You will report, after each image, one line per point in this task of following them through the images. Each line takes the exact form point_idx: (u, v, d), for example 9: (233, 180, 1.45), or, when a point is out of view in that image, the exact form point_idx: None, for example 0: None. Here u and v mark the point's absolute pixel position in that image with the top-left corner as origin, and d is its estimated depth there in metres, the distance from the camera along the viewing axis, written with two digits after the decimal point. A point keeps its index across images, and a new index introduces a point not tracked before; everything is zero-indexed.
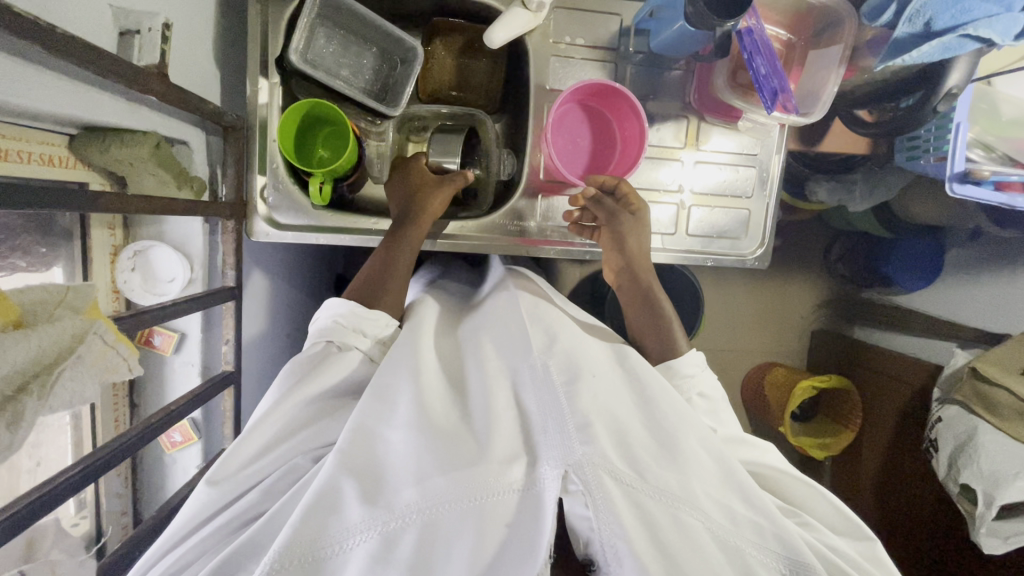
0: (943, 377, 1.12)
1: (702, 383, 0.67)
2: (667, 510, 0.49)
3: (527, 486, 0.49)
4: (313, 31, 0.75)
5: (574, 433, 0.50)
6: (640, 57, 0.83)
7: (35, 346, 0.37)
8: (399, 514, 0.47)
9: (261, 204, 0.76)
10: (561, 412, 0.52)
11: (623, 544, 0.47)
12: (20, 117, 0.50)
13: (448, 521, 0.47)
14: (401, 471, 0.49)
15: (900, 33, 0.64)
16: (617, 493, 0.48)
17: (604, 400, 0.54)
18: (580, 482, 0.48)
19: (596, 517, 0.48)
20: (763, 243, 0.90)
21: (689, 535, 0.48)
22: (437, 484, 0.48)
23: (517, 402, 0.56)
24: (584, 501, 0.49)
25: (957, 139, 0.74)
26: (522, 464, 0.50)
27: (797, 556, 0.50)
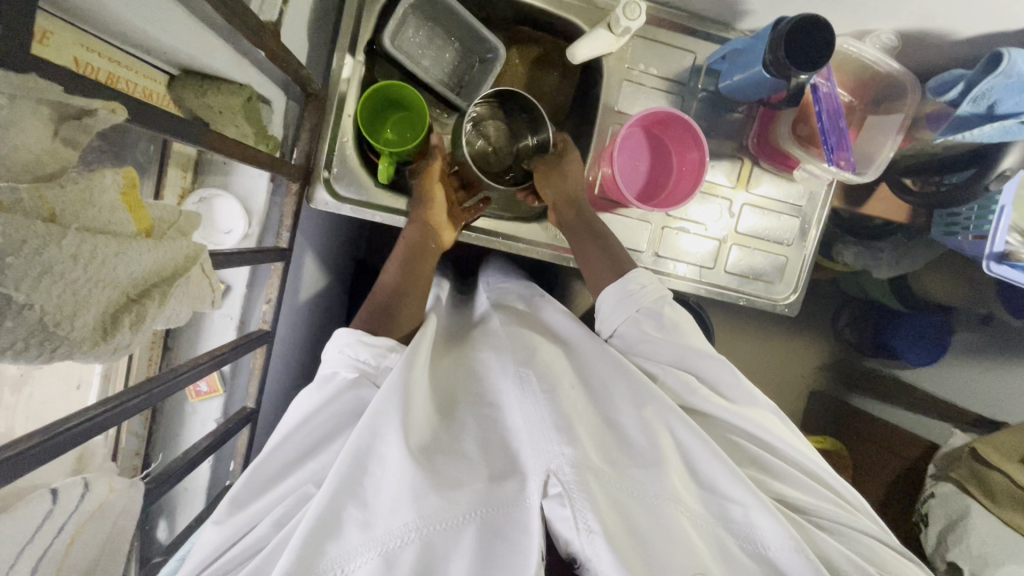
0: (939, 455, 1.13)
1: (643, 299, 0.66)
2: (647, 511, 0.49)
3: (515, 501, 0.48)
4: (405, 20, 0.77)
5: (555, 437, 0.50)
6: (706, 94, 0.87)
7: (164, 253, 0.33)
8: (396, 530, 0.45)
9: (325, 173, 0.78)
10: (543, 418, 0.52)
11: (601, 540, 0.45)
12: (137, 48, 0.51)
13: (446, 534, 0.45)
14: (394, 492, 0.47)
15: (964, 110, 0.68)
16: (597, 490, 0.47)
17: (581, 410, 0.55)
18: (562, 485, 0.47)
19: (573, 517, 0.46)
20: (796, 290, 0.92)
21: (668, 528, 0.48)
22: (432, 504, 0.46)
23: (505, 418, 0.55)
24: (561, 502, 0.47)
25: (1000, 221, 0.77)
26: (516, 479, 0.50)
27: (774, 542, 0.50)
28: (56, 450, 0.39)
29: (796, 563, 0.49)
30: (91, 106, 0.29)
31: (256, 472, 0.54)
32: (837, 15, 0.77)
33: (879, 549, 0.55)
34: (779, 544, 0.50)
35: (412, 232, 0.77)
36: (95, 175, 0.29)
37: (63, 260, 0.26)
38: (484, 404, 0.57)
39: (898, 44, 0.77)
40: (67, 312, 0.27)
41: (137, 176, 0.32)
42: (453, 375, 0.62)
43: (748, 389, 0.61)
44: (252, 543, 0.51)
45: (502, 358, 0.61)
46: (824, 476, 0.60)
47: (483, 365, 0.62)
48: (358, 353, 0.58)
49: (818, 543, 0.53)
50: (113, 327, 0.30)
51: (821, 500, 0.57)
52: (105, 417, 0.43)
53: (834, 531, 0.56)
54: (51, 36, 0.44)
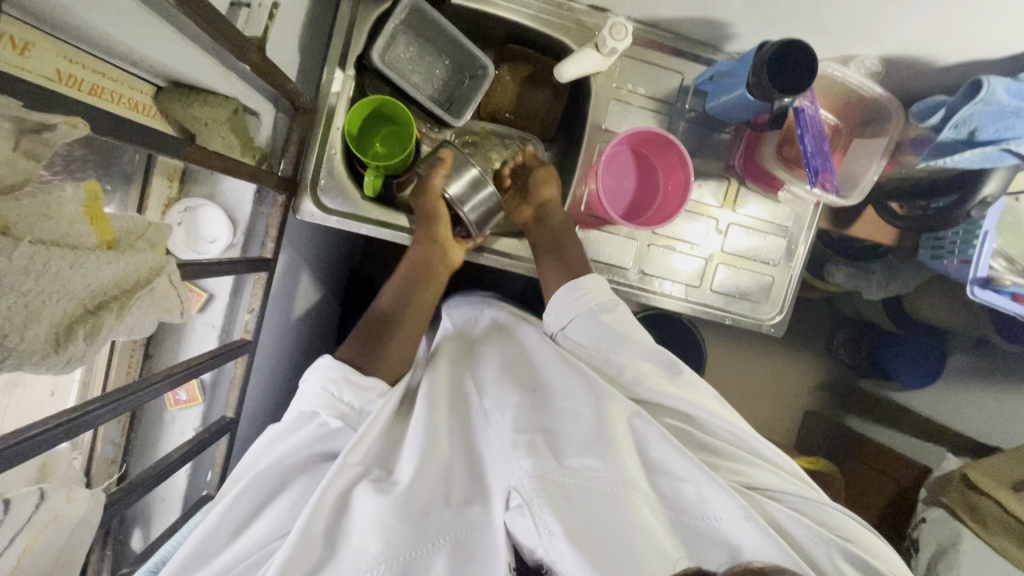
0: (931, 479, 1.12)
1: (599, 295, 0.68)
2: (604, 497, 0.50)
3: (481, 522, 0.51)
4: (395, 37, 0.79)
5: (514, 454, 0.52)
6: (693, 115, 0.87)
7: (124, 267, 0.33)
8: (366, 564, 0.46)
9: (312, 186, 0.78)
10: (504, 440, 0.54)
11: (561, 537, 0.46)
12: (123, 60, 0.52)
13: (418, 563, 0.47)
14: (365, 527, 0.48)
15: (945, 137, 0.68)
16: (554, 495, 0.49)
17: (537, 420, 0.56)
18: (522, 496, 0.49)
19: (535, 522, 0.47)
20: (782, 310, 0.92)
21: (625, 512, 0.49)
22: (402, 533, 0.47)
23: (465, 444, 0.58)
24: (522, 512, 0.49)
25: (983, 246, 0.77)
26: (480, 503, 0.52)
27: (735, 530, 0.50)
28: (16, 458, 0.39)
29: (747, 530, 0.49)
30: (52, 121, 0.29)
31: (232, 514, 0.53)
32: (821, 40, 0.78)
33: (834, 512, 0.57)
34: (729, 515, 0.51)
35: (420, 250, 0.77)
36: (54, 189, 0.29)
37: (12, 272, 0.27)
38: (448, 417, 0.59)
39: (882, 69, 0.78)
40: (17, 323, 0.27)
41: (101, 189, 0.32)
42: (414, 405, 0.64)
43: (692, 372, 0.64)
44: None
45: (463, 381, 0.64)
46: (770, 450, 0.63)
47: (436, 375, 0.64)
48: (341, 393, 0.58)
49: (766, 510, 0.55)
50: (66, 340, 0.30)
51: (767, 473, 0.59)
52: (72, 424, 0.43)
53: (783, 498, 0.58)
54: (32, 46, 0.44)
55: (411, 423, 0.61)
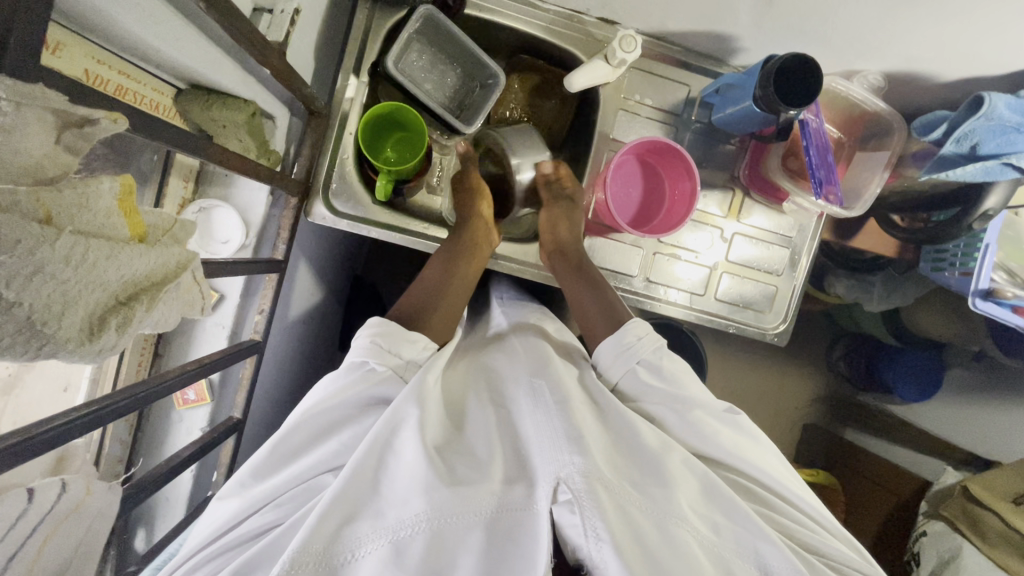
0: (931, 492, 1.12)
1: (642, 351, 0.66)
2: (656, 522, 0.47)
3: (523, 505, 0.47)
4: (409, 45, 0.80)
5: (567, 445, 0.49)
6: (699, 126, 0.89)
7: (154, 260, 0.34)
8: (408, 520, 0.45)
9: (325, 188, 0.79)
10: (555, 428, 0.51)
11: (608, 544, 0.44)
12: (147, 61, 0.53)
13: (456, 531, 0.45)
14: (407, 483, 0.47)
15: (948, 150, 0.69)
16: (606, 499, 0.46)
17: (592, 422, 0.55)
18: (572, 491, 0.46)
19: (583, 523, 0.45)
20: (785, 320, 0.93)
21: (675, 542, 0.47)
22: (444, 497, 0.45)
23: (514, 427, 0.55)
24: (571, 509, 0.46)
25: (985, 259, 0.79)
26: (524, 485, 0.48)
27: (777, 564, 0.49)
28: (38, 449, 0.39)
29: None
30: (94, 115, 0.30)
31: (279, 447, 0.53)
32: (825, 56, 0.80)
33: None
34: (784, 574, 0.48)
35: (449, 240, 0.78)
36: (93, 181, 0.30)
37: (54, 261, 0.27)
38: (494, 413, 0.58)
39: (884, 84, 0.80)
40: (56, 311, 0.28)
41: (135, 184, 0.33)
42: (469, 379, 0.64)
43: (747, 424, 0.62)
44: (263, 524, 0.50)
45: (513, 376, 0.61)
46: (827, 516, 0.59)
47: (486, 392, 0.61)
48: (391, 343, 0.59)
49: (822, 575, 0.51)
50: (99, 328, 0.31)
51: (824, 540, 0.55)
52: (87, 419, 0.43)
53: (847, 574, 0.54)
54: (63, 47, 0.45)
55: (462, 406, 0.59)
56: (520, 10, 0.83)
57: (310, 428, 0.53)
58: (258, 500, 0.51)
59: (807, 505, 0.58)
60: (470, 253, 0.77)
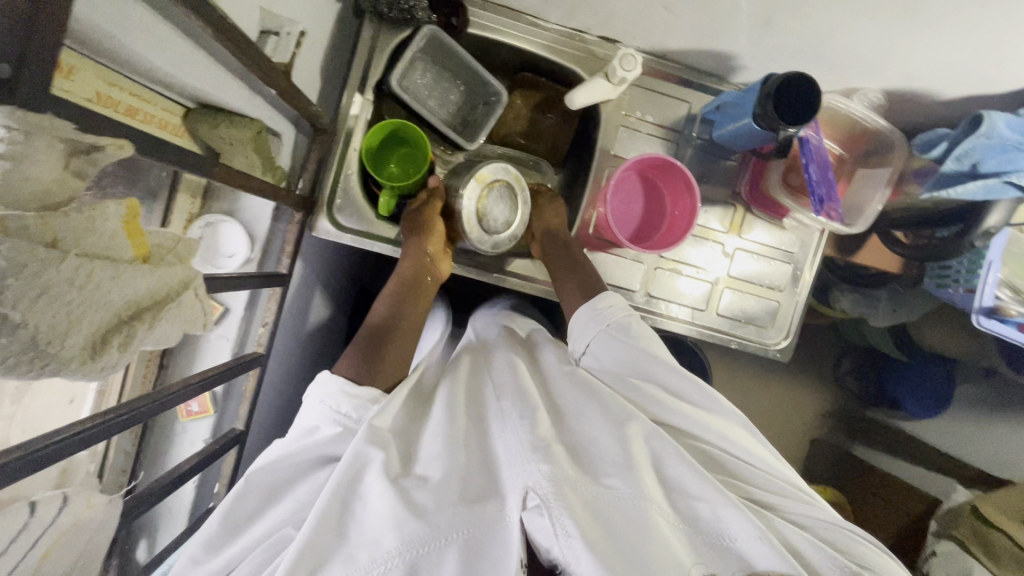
0: (941, 510, 1.10)
1: (615, 315, 0.69)
2: (621, 509, 0.49)
3: (495, 520, 0.48)
4: (413, 64, 0.82)
5: (532, 456, 0.51)
6: (700, 142, 0.90)
7: (157, 279, 0.35)
8: (381, 557, 0.45)
9: (329, 204, 0.80)
10: (518, 442, 0.53)
11: (578, 540, 0.45)
12: (156, 83, 0.55)
13: (430, 559, 0.46)
14: (374, 523, 0.47)
15: (949, 168, 0.70)
16: (572, 499, 0.48)
17: (553, 433, 0.56)
18: (540, 496, 0.48)
19: (551, 524, 0.47)
20: (787, 335, 0.93)
21: (643, 526, 0.48)
22: (415, 529, 0.46)
23: (482, 446, 0.57)
24: (540, 513, 0.48)
25: (988, 275, 0.78)
26: (495, 500, 0.50)
27: (750, 537, 0.49)
28: (41, 463, 0.40)
29: (763, 552, 0.48)
30: (100, 142, 0.31)
31: (234, 514, 0.54)
32: (824, 73, 0.80)
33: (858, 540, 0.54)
34: (747, 535, 0.49)
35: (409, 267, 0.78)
36: (100, 205, 0.31)
37: (60, 282, 0.28)
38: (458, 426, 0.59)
39: (885, 102, 0.80)
40: (60, 331, 0.29)
41: (140, 206, 0.34)
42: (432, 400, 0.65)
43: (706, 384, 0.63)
44: None
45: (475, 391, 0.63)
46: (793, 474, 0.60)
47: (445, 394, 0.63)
48: (339, 404, 0.58)
49: (781, 528, 0.53)
50: (102, 347, 0.32)
51: (787, 495, 0.57)
52: (92, 433, 0.44)
53: (812, 527, 0.55)
54: (77, 71, 0.47)
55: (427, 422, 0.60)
56: (522, 28, 0.84)
57: (265, 490, 0.55)
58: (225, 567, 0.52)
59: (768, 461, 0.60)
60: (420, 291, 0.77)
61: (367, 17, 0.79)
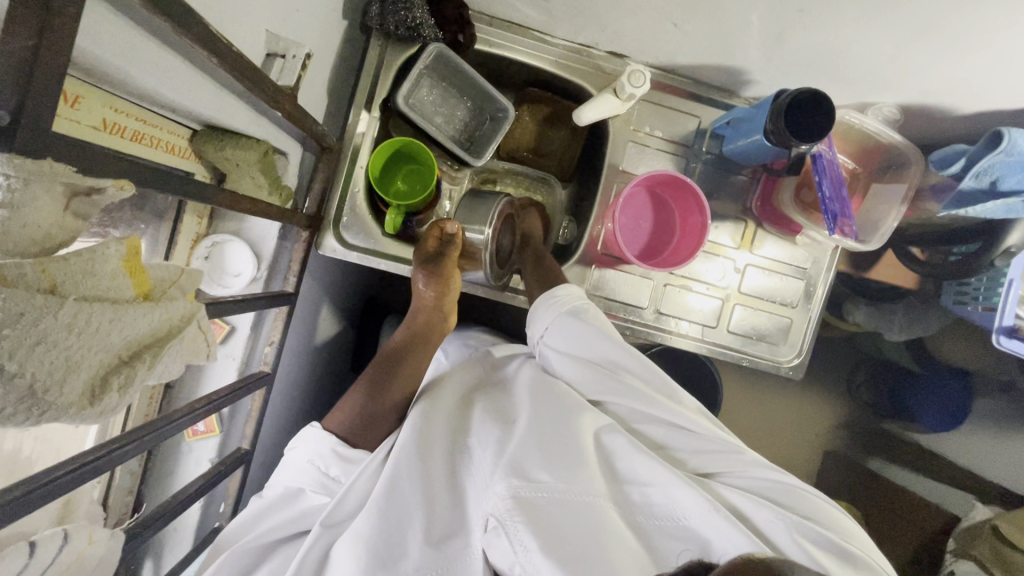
0: (960, 530, 1.07)
1: (574, 304, 0.70)
2: (574, 512, 0.52)
3: (462, 548, 0.54)
4: (420, 81, 0.81)
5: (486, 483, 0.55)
6: (710, 157, 0.88)
7: (158, 317, 0.34)
8: None
9: (335, 221, 0.80)
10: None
11: (537, 553, 0.49)
12: (162, 108, 0.55)
13: None
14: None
15: (967, 185, 0.68)
16: (527, 512, 0.52)
17: (504, 448, 0.59)
18: (497, 519, 0.52)
19: (510, 542, 0.50)
20: (800, 352, 0.91)
21: (598, 522, 0.52)
22: None
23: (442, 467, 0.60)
24: (498, 532, 0.52)
25: (1009, 294, 0.75)
26: (460, 536, 0.55)
27: (709, 532, 0.53)
28: (43, 500, 0.39)
29: (718, 525, 0.52)
30: (102, 183, 0.31)
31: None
32: (836, 88, 0.79)
33: (799, 491, 0.59)
34: (698, 511, 0.53)
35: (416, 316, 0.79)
36: (99, 246, 0.31)
37: (57, 330, 0.28)
38: None
39: (900, 116, 0.78)
40: (57, 378, 0.28)
41: (142, 244, 0.33)
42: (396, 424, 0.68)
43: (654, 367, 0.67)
44: None
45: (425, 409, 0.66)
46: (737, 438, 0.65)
47: (414, 407, 0.66)
48: (328, 466, 0.60)
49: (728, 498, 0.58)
50: (101, 391, 0.31)
51: (727, 460, 0.62)
52: (93, 466, 0.43)
53: (758, 488, 0.60)
54: (82, 100, 0.46)
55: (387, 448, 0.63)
56: (529, 44, 0.83)
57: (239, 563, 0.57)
58: None
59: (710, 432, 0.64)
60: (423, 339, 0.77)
61: (374, 35, 0.79)
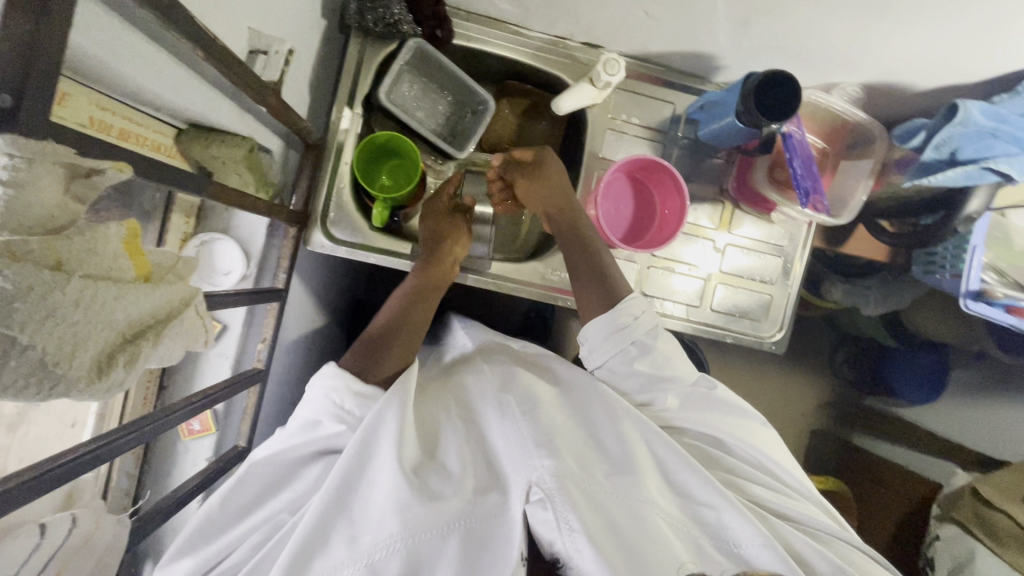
0: (944, 493, 1.11)
1: (637, 331, 0.67)
2: (624, 508, 0.54)
3: (498, 509, 0.53)
4: (400, 77, 0.83)
5: (535, 451, 0.55)
6: (686, 142, 0.91)
7: (159, 298, 0.35)
8: (382, 542, 0.49)
9: (322, 217, 0.81)
10: (525, 437, 0.57)
11: (581, 536, 0.51)
12: (147, 106, 0.55)
13: (429, 545, 0.49)
14: (380, 507, 0.50)
15: (928, 156, 0.72)
16: (576, 497, 0.52)
17: (558, 422, 0.59)
18: (545, 490, 0.52)
19: (557, 518, 0.52)
20: (781, 327, 0.94)
21: (646, 531, 0.53)
22: (416, 514, 0.50)
23: (486, 434, 0.60)
24: (544, 506, 0.53)
25: (973, 260, 0.81)
26: (497, 492, 0.54)
27: (751, 542, 0.54)
28: (46, 486, 0.40)
29: (764, 556, 0.53)
30: (100, 166, 0.32)
31: (231, 501, 0.56)
32: (803, 70, 0.82)
33: (839, 543, 0.60)
34: (751, 541, 0.54)
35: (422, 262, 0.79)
36: (100, 227, 0.32)
37: (65, 304, 0.29)
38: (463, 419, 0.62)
39: (863, 95, 0.82)
40: (66, 352, 0.29)
41: (140, 228, 0.35)
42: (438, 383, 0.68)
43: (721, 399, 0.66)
44: (231, 565, 0.54)
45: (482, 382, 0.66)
46: (792, 475, 0.65)
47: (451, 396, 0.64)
48: (344, 400, 0.59)
49: (780, 531, 0.58)
50: (108, 367, 0.32)
51: (774, 491, 0.62)
52: (94, 455, 0.44)
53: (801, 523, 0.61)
54: (69, 97, 0.47)
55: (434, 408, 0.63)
56: (506, 38, 0.85)
57: (260, 476, 0.57)
58: (211, 557, 0.55)
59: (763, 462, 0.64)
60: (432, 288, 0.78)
61: (353, 33, 0.80)
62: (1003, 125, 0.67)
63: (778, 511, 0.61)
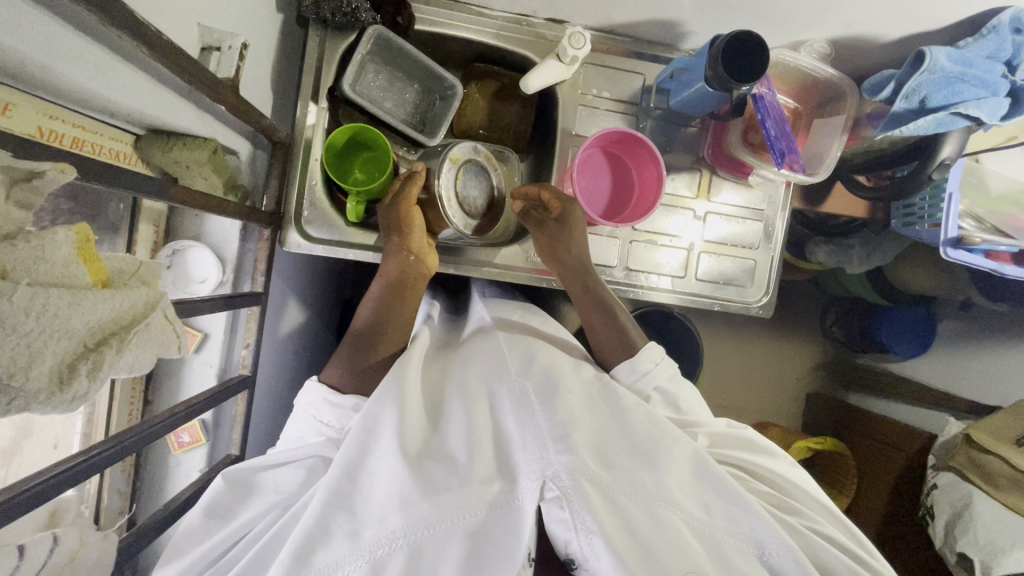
0: (937, 445, 1.10)
1: (658, 376, 0.69)
2: (644, 508, 0.49)
3: (508, 501, 0.49)
4: (364, 66, 0.81)
5: (549, 446, 0.51)
6: (660, 112, 0.90)
7: (118, 305, 0.34)
8: (385, 538, 0.46)
9: (297, 217, 0.79)
10: (539, 429, 0.52)
11: (599, 539, 0.47)
12: (100, 111, 0.53)
13: (433, 542, 0.46)
14: (383, 500, 0.48)
15: (899, 107, 0.71)
16: (595, 494, 0.48)
17: (580, 415, 0.55)
18: (558, 487, 0.48)
19: (572, 517, 0.48)
20: (767, 291, 0.94)
21: (669, 532, 0.48)
22: (422, 510, 0.47)
23: (498, 423, 0.56)
24: (560, 504, 0.49)
25: (950, 208, 0.82)
26: (506, 481, 0.50)
27: (772, 542, 0.51)
28: (27, 505, 0.38)
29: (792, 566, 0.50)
30: (41, 168, 0.31)
31: (215, 509, 0.57)
32: (770, 29, 0.82)
33: (866, 557, 0.56)
34: (775, 547, 0.51)
35: (391, 267, 0.72)
36: (47, 233, 0.32)
37: (14, 314, 0.29)
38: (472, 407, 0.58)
39: (831, 51, 0.82)
40: (22, 364, 0.30)
41: (92, 231, 0.34)
42: (447, 374, 0.65)
43: (737, 427, 0.67)
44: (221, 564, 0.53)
45: (500, 373, 0.61)
46: (805, 489, 0.63)
47: (460, 392, 0.59)
48: (322, 414, 0.61)
49: (807, 541, 0.54)
50: (70, 377, 0.32)
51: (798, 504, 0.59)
52: (74, 471, 0.43)
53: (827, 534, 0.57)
54: (13, 107, 0.45)
55: (445, 405, 0.59)
56: (468, 20, 0.84)
57: (245, 483, 0.58)
58: (200, 559, 0.54)
59: (773, 474, 0.63)
60: (404, 296, 0.71)
61: (311, 24, 0.78)
62: (970, 69, 0.68)
63: (797, 516, 0.58)
